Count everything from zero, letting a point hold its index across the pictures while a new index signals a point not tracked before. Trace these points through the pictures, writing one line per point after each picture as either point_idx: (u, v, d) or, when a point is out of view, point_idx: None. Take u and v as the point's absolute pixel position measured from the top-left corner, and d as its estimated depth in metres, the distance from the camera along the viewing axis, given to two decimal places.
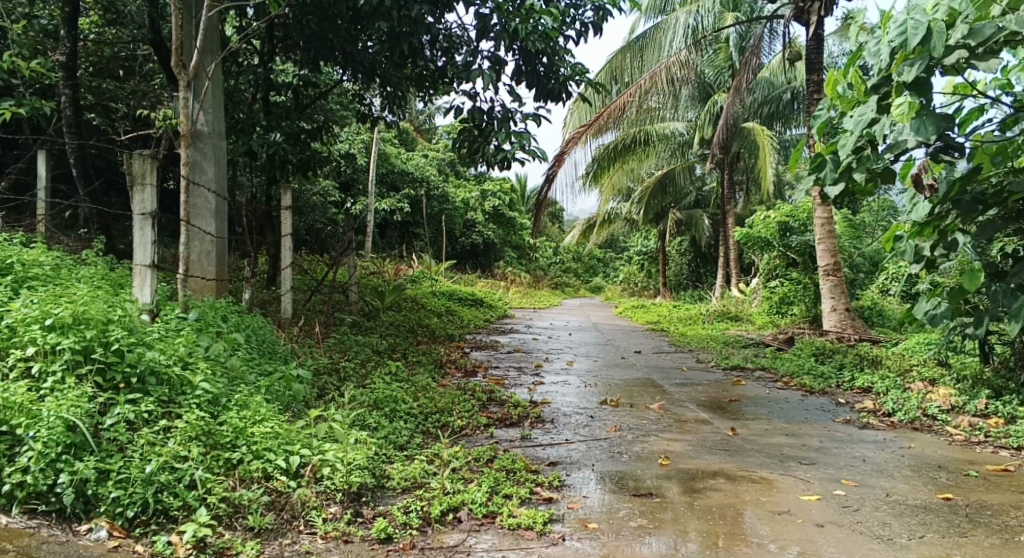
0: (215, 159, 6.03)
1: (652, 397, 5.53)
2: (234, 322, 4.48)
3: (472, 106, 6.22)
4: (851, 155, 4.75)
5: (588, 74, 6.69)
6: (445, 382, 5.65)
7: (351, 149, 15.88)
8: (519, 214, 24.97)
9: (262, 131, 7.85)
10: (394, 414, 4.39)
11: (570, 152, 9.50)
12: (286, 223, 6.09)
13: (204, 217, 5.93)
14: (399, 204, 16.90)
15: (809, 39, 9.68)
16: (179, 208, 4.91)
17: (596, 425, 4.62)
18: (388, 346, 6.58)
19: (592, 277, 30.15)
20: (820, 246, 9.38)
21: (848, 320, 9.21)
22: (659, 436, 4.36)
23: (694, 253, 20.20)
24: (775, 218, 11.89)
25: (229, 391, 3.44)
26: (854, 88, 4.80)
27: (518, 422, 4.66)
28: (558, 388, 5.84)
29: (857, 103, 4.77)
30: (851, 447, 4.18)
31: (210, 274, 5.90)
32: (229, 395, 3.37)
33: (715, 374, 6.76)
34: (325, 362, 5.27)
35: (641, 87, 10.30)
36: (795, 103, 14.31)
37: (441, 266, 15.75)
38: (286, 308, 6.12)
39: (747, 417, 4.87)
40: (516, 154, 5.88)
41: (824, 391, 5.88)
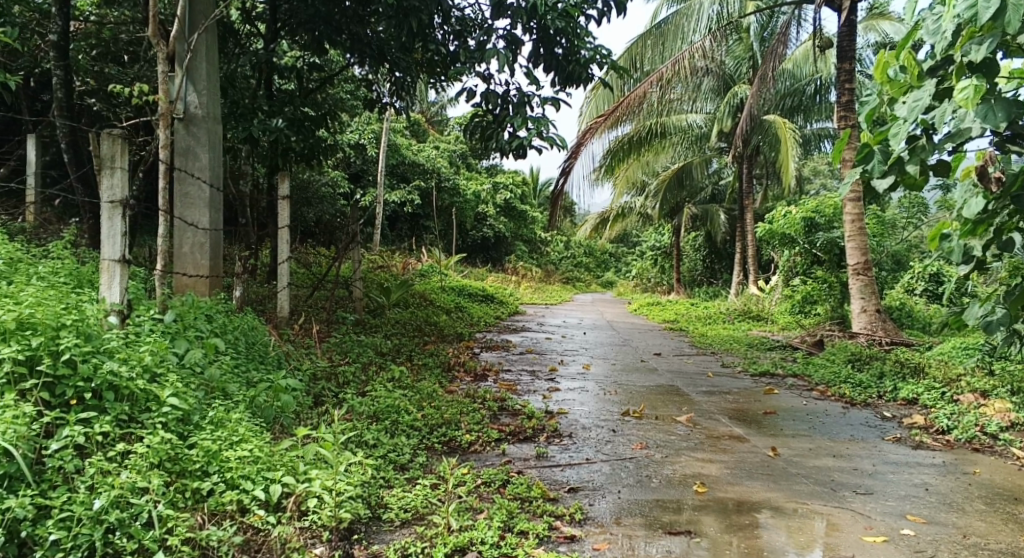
0: (209, 145, 5.60)
1: (678, 408, 5.07)
2: (220, 324, 4.06)
3: (485, 90, 5.74)
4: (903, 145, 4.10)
5: (612, 57, 6.22)
6: (453, 388, 5.22)
7: (361, 139, 15.50)
8: (531, 208, 24.52)
9: (263, 117, 7.43)
10: (395, 428, 3.97)
11: (585, 144, 9.06)
12: (284, 215, 5.68)
13: (197, 207, 5.51)
14: (409, 196, 16.51)
15: (841, 26, 9.13)
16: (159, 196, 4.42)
17: (620, 441, 4.17)
18: (393, 347, 6.14)
19: (603, 272, 29.72)
20: (850, 244, 8.85)
21: (879, 322, 8.71)
22: (690, 455, 3.91)
23: (710, 249, 19.68)
24: (800, 214, 11.36)
25: (203, 407, 3.04)
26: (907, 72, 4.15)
27: (533, 437, 4.23)
28: (574, 395, 5.39)
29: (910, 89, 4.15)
30: (910, 472, 3.72)
31: (203, 269, 5.50)
32: (202, 411, 2.97)
33: (743, 381, 6.30)
34: (323, 367, 4.85)
35: (663, 76, 9.80)
36: (819, 96, 13.75)
37: (451, 260, 15.34)
38: (283, 306, 5.69)
39: (785, 434, 4.42)
40: (533, 141, 5.41)
41: (866, 402, 5.40)
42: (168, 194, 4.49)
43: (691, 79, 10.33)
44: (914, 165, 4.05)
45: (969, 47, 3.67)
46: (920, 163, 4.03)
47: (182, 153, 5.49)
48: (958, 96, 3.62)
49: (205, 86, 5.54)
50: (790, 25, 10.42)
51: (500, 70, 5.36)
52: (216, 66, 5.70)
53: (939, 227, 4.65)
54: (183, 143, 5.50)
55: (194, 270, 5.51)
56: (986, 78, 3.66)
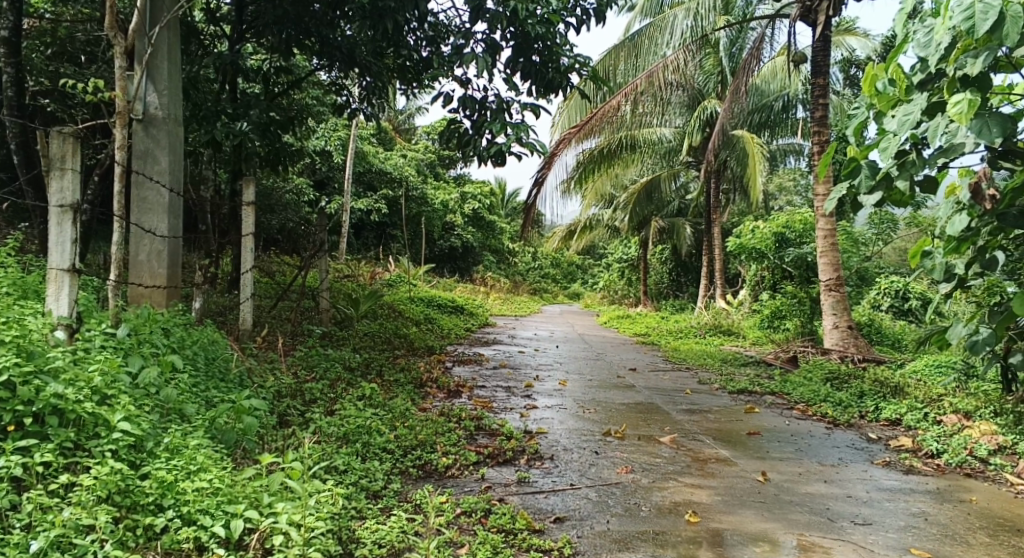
0: (170, 148, 5.31)
1: (659, 427, 4.90)
2: (178, 339, 3.78)
3: (463, 95, 5.54)
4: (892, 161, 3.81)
5: (590, 65, 6.07)
6: (426, 406, 4.98)
7: (327, 146, 15.16)
8: (499, 218, 24.35)
9: (226, 119, 7.10)
10: (367, 451, 3.74)
11: (559, 155, 8.94)
12: (249, 222, 5.39)
13: (156, 213, 5.21)
14: (376, 204, 16.22)
15: (815, 41, 9.09)
16: (113, 199, 4.10)
17: (604, 465, 3.98)
18: (362, 361, 5.88)
19: (570, 284, 29.71)
20: (822, 259, 8.81)
21: (851, 338, 8.66)
22: (678, 481, 3.74)
23: (677, 261, 19.70)
24: (772, 230, 11.36)
25: (158, 431, 2.77)
26: (898, 85, 3.88)
27: (513, 459, 4.00)
28: (552, 413, 5.19)
29: (899, 103, 3.87)
30: (906, 499, 3.60)
31: (160, 278, 5.19)
32: (157, 437, 2.71)
33: (721, 398, 6.16)
34: (289, 383, 4.58)
35: (636, 89, 9.70)
36: (786, 112, 13.84)
37: (418, 270, 15.06)
38: (246, 318, 5.39)
39: (772, 456, 4.28)
40: (511, 147, 5.21)
41: (849, 423, 5.31)
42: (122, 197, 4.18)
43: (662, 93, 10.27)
44: (903, 180, 3.76)
45: (964, 61, 3.45)
46: (909, 179, 3.75)
47: (140, 156, 5.21)
48: (951, 111, 3.35)
49: (166, 86, 5.26)
50: (763, 40, 10.43)
51: (479, 74, 5.16)
52: (178, 65, 5.42)
53: (920, 243, 4.30)
54: (142, 146, 5.21)
55: (151, 279, 5.19)
56: (979, 93, 3.48)
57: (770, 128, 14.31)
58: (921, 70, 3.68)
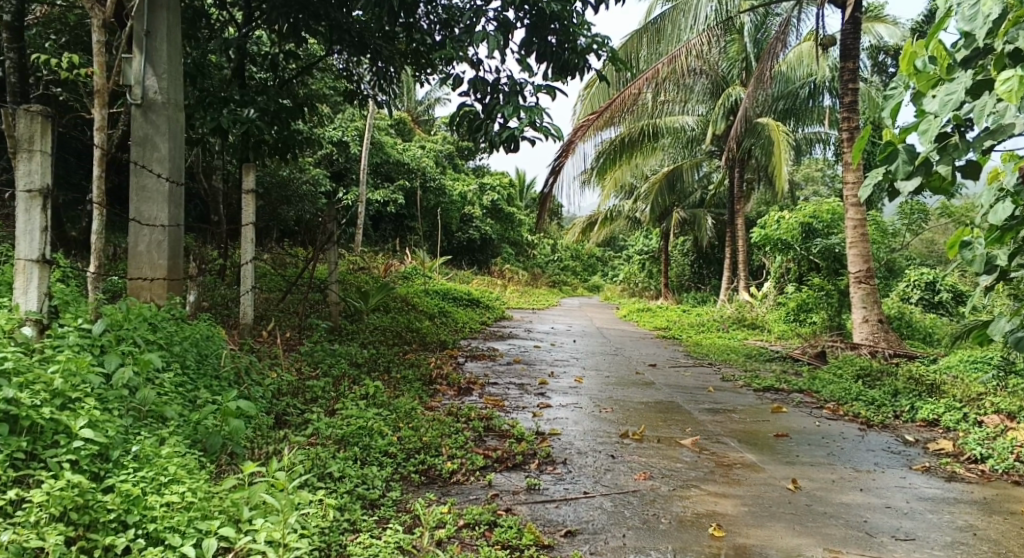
0: (170, 135, 5.08)
1: (680, 428, 4.62)
2: (166, 335, 3.57)
3: (473, 77, 5.28)
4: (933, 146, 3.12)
5: (609, 45, 5.74)
6: (434, 404, 4.74)
7: (344, 137, 15.00)
8: (518, 209, 24.09)
9: (232, 106, 6.85)
10: (365, 456, 3.51)
11: (578, 144, 8.64)
12: (250, 211, 5.18)
13: (156, 203, 5.00)
14: (393, 196, 16.01)
15: (846, 23, 8.68)
16: (94, 186, 3.88)
17: (621, 470, 3.71)
18: (369, 356, 5.65)
19: (590, 276, 29.44)
20: (851, 250, 8.43)
21: (882, 332, 8.31)
22: (700, 488, 3.46)
23: (698, 253, 19.33)
24: (798, 220, 10.96)
25: (126, 439, 2.63)
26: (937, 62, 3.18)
27: (523, 464, 3.74)
28: (567, 412, 4.93)
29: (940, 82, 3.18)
30: (952, 510, 3.29)
31: (161, 269, 4.97)
32: (125, 445, 2.57)
33: (747, 396, 5.85)
34: (289, 380, 4.38)
35: (658, 74, 9.35)
36: (812, 100, 13.38)
37: (435, 262, 14.83)
38: (247, 312, 5.16)
39: (802, 461, 3.99)
40: (524, 131, 4.93)
41: (884, 424, 4.98)
42: (105, 182, 3.97)
43: (684, 79, 9.93)
44: (943, 167, 3.11)
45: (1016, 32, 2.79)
46: (951, 166, 3.09)
47: (140, 142, 5.00)
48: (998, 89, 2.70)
49: (165, 69, 5.02)
50: (790, 23, 10.02)
51: (490, 54, 4.86)
52: (178, 47, 5.16)
53: (958, 231, 3.54)
54: (140, 131, 5.00)
55: (150, 271, 4.98)
56: None
57: (795, 117, 13.84)
58: (965, 46, 3.05)
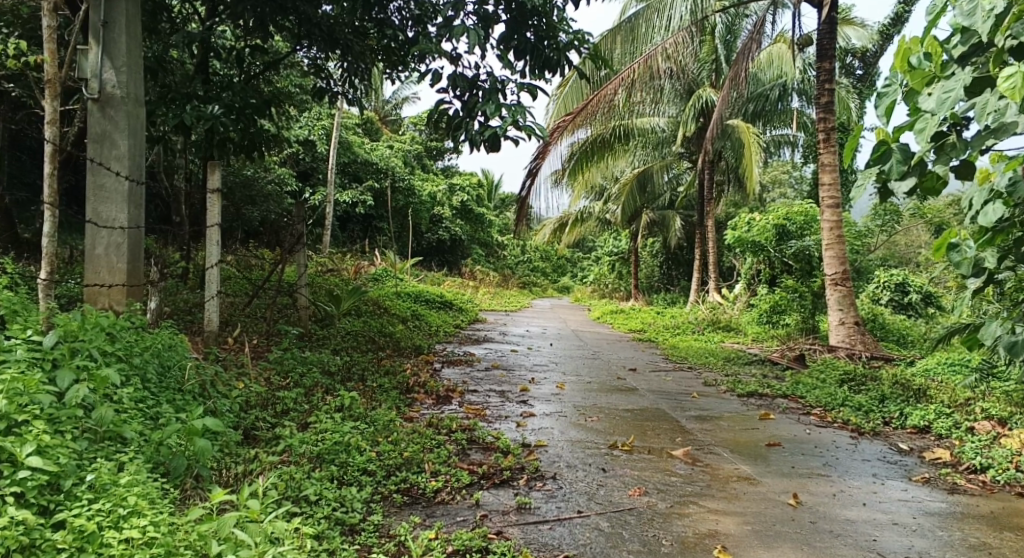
0: (130, 131, 4.77)
1: (669, 437, 4.46)
2: (126, 346, 3.29)
3: (453, 72, 5.03)
4: (928, 145, 2.92)
5: (591, 41, 5.51)
6: (413, 415, 4.51)
7: (310, 136, 14.62)
8: (488, 210, 23.87)
9: (197, 101, 6.53)
10: (342, 476, 3.28)
11: (552, 144, 8.44)
12: (215, 212, 4.89)
13: (115, 203, 4.69)
14: (362, 196, 15.68)
15: (821, 23, 8.60)
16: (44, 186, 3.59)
17: (614, 485, 3.53)
18: (342, 363, 5.40)
19: (559, 277, 29.38)
20: (827, 252, 8.37)
21: (858, 335, 8.25)
22: (700, 505, 3.29)
23: (668, 254, 19.32)
24: (772, 221, 10.91)
25: (80, 466, 2.42)
26: (933, 60, 2.96)
27: (510, 480, 3.53)
28: (551, 422, 4.72)
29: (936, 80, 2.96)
30: (961, 527, 3.18)
31: (120, 273, 4.67)
32: (78, 473, 2.36)
33: (732, 402, 5.72)
34: (258, 392, 4.12)
35: (632, 74, 9.22)
36: (781, 102, 13.33)
37: (405, 264, 14.55)
38: (212, 318, 4.86)
39: (800, 473, 3.85)
40: (506, 130, 4.71)
41: (874, 432, 4.88)
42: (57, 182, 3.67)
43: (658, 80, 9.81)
44: (940, 167, 2.92)
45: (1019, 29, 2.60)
46: (947, 166, 2.90)
47: (97, 139, 4.67)
48: (1000, 86, 2.51)
49: (124, 62, 4.70)
50: (764, 24, 9.94)
51: (471, 50, 4.61)
52: (139, 39, 4.85)
53: (946, 232, 3.31)
54: (98, 128, 4.67)
55: (109, 275, 4.67)
56: None
57: (763, 119, 13.81)
58: (962, 41, 2.83)
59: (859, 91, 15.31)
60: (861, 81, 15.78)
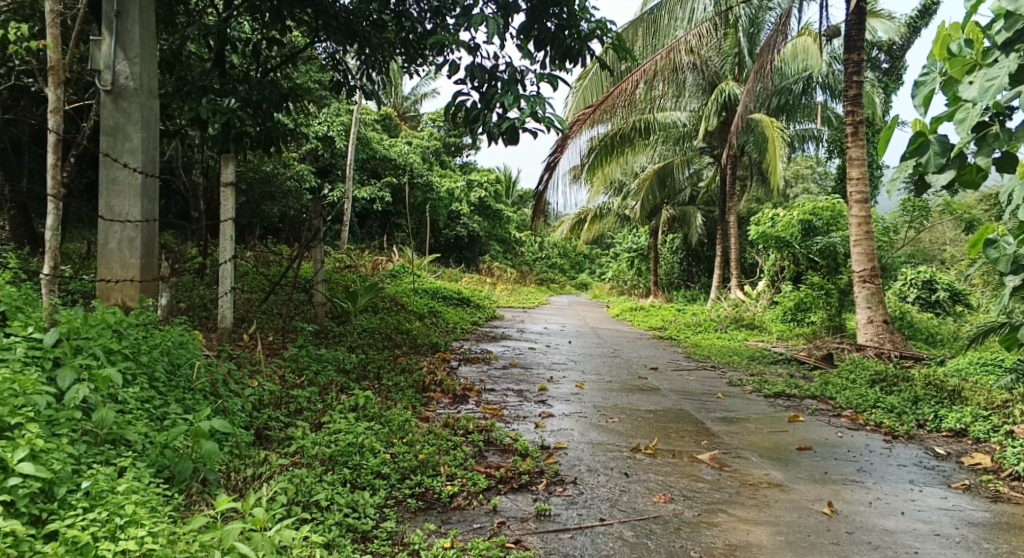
0: (143, 124, 4.67)
1: (695, 440, 4.30)
2: (133, 344, 3.20)
3: (471, 63, 4.89)
4: (972, 136, 2.75)
5: (614, 31, 5.31)
6: (429, 415, 4.39)
7: (328, 132, 14.55)
8: (506, 207, 23.74)
9: (213, 95, 6.45)
10: (355, 480, 3.16)
11: (572, 138, 8.26)
12: (229, 206, 4.79)
13: (127, 197, 4.59)
14: (380, 192, 15.62)
15: (850, 13, 8.34)
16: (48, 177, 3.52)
17: (638, 491, 3.39)
18: (358, 361, 5.29)
19: (578, 274, 29.21)
20: (855, 248, 8.13)
21: (887, 333, 8.01)
22: (729, 514, 3.15)
23: (688, 251, 19.09)
24: (798, 217, 10.66)
25: (77, 471, 2.33)
26: (977, 47, 2.75)
27: (529, 485, 3.39)
28: (570, 423, 4.58)
29: (979, 67, 2.76)
30: (1006, 540, 3.01)
31: (133, 268, 4.57)
32: (74, 480, 2.27)
33: (759, 403, 5.54)
34: (271, 390, 4.01)
35: (651, 69, 9.08)
36: (805, 96, 13.06)
37: (424, 260, 14.46)
38: (226, 315, 4.77)
39: (833, 478, 3.67)
40: (525, 123, 4.55)
41: (909, 435, 4.68)
42: (61, 173, 3.58)
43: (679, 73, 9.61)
44: (981, 159, 2.75)
45: None
46: (990, 158, 2.73)
47: (110, 132, 4.59)
48: None
49: (137, 53, 4.61)
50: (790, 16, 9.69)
51: (490, 40, 4.45)
52: (153, 30, 4.76)
53: (983, 228, 3.07)
54: (111, 120, 4.58)
55: (121, 270, 4.58)
56: None
57: (787, 113, 13.54)
58: (1007, 27, 2.58)
59: (886, 85, 14.98)
60: (887, 74, 15.44)
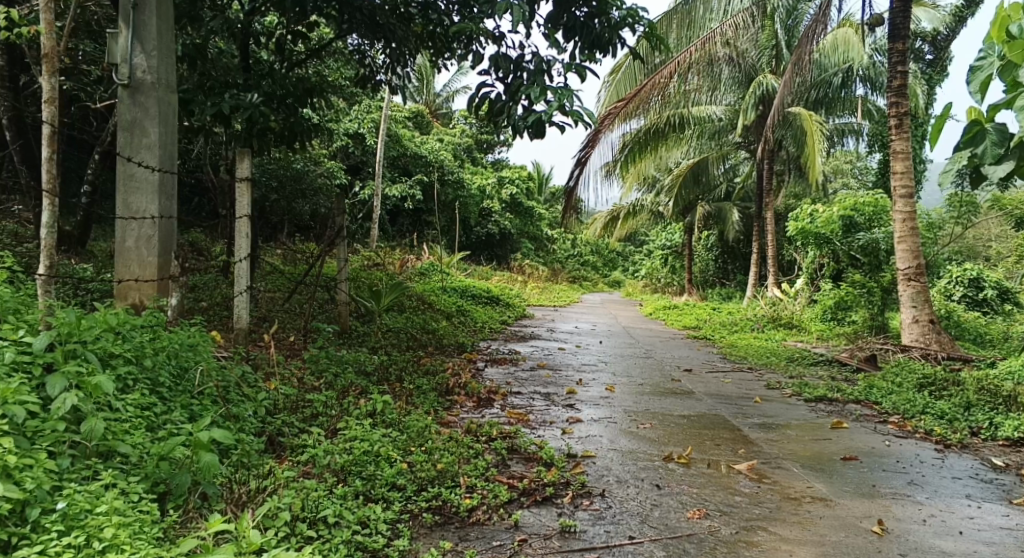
0: (161, 118, 4.54)
1: (732, 449, 4.05)
2: (135, 347, 3.15)
3: (495, 53, 4.70)
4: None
5: (645, 19, 5.07)
6: (450, 421, 4.20)
7: (359, 129, 14.48)
8: (538, 204, 23.50)
9: (236, 90, 6.35)
10: (367, 493, 2.99)
11: (603, 133, 7.97)
12: (245, 202, 4.66)
13: (144, 194, 4.46)
14: (411, 190, 15.52)
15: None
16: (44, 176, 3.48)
17: (670, 505, 3.16)
18: (379, 362, 5.13)
19: (610, 271, 28.85)
20: (899, 245, 7.74)
21: (933, 334, 7.62)
22: (769, 533, 2.90)
23: (723, 248, 18.67)
24: (839, 212, 10.24)
25: (56, 490, 2.35)
26: None
27: (553, 498, 3.17)
28: (599, 429, 4.35)
29: None
30: None
31: (150, 267, 4.44)
32: (49, 501, 2.28)
33: (800, 409, 5.24)
34: (287, 394, 3.86)
35: (684, 62, 8.77)
36: (844, 89, 12.57)
37: (453, 258, 14.29)
38: (242, 315, 4.64)
39: (882, 492, 3.39)
40: (552, 116, 4.34)
41: (963, 444, 4.35)
42: (57, 169, 3.52)
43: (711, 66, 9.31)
44: None
45: None
46: None
47: (128, 127, 4.47)
48: None
49: (155, 46, 4.48)
50: (831, 5, 9.30)
51: (514, 29, 4.24)
52: (171, 23, 4.63)
53: None
54: (128, 115, 4.46)
55: (139, 270, 4.45)
56: None
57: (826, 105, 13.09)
58: None
59: (930, 76, 14.42)
60: (932, 65, 14.85)
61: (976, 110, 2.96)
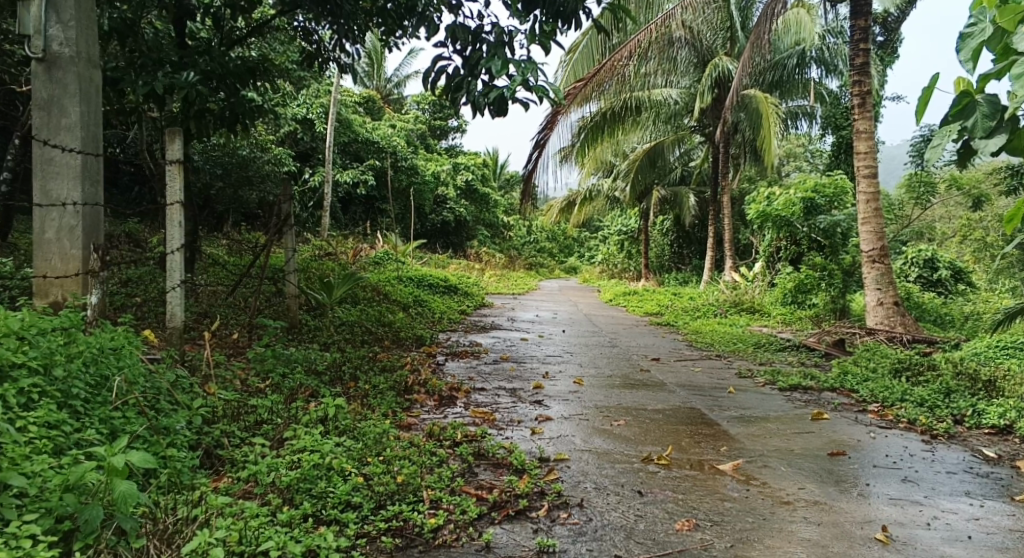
0: (82, 96, 4.03)
1: (714, 447, 3.78)
2: (44, 356, 2.73)
3: (452, 23, 4.32)
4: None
5: None
6: (410, 424, 3.84)
7: (307, 114, 13.87)
8: (494, 190, 23.11)
9: (170, 67, 5.84)
10: (317, 515, 2.63)
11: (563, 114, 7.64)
12: (177, 187, 4.19)
13: (63, 180, 3.96)
14: (362, 175, 15.01)
15: None
16: None
17: (656, 515, 2.87)
18: (333, 360, 4.74)
19: (567, 258, 28.64)
20: (863, 227, 7.60)
21: (897, 316, 7.52)
22: (768, 544, 2.65)
23: (679, 232, 18.58)
24: (798, 195, 10.10)
25: None
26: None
27: (527, 511, 2.86)
28: (570, 427, 4.06)
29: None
30: None
31: (72, 261, 3.96)
32: None
33: (776, 399, 5.02)
34: (227, 400, 3.47)
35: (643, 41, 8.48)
36: (800, 70, 12.45)
37: (408, 246, 13.84)
38: (176, 312, 4.19)
39: (879, 492, 3.17)
40: (516, 90, 3.99)
41: (949, 434, 4.18)
42: None
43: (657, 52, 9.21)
44: None
45: None
46: None
47: (44, 106, 3.95)
48: None
49: (73, 15, 3.97)
50: None
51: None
52: None
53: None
54: (44, 93, 3.94)
55: (61, 264, 3.97)
56: None
57: (782, 87, 12.97)
58: None
59: (882, 58, 14.46)
60: (884, 47, 14.91)
61: (966, 81, 2.71)
